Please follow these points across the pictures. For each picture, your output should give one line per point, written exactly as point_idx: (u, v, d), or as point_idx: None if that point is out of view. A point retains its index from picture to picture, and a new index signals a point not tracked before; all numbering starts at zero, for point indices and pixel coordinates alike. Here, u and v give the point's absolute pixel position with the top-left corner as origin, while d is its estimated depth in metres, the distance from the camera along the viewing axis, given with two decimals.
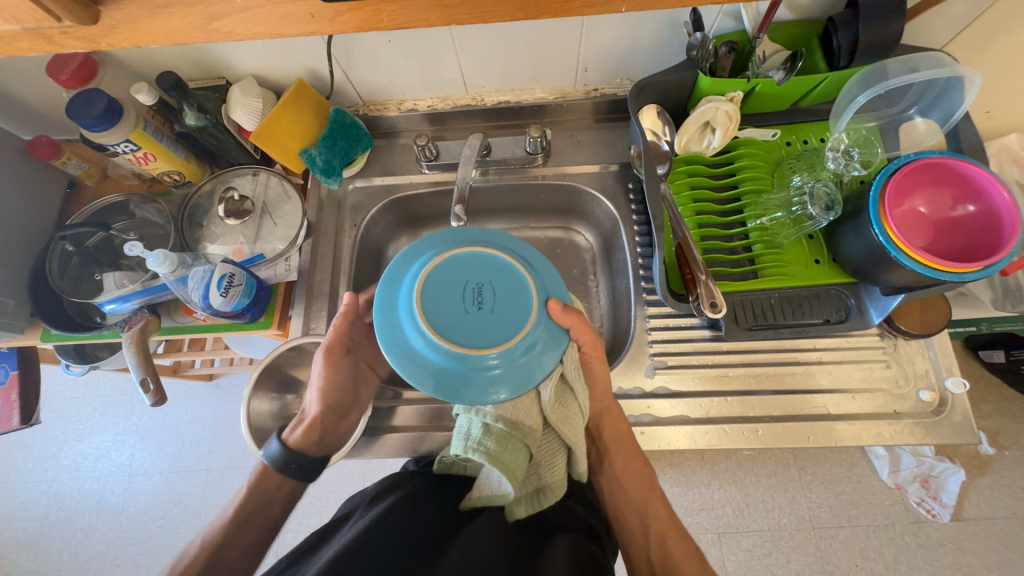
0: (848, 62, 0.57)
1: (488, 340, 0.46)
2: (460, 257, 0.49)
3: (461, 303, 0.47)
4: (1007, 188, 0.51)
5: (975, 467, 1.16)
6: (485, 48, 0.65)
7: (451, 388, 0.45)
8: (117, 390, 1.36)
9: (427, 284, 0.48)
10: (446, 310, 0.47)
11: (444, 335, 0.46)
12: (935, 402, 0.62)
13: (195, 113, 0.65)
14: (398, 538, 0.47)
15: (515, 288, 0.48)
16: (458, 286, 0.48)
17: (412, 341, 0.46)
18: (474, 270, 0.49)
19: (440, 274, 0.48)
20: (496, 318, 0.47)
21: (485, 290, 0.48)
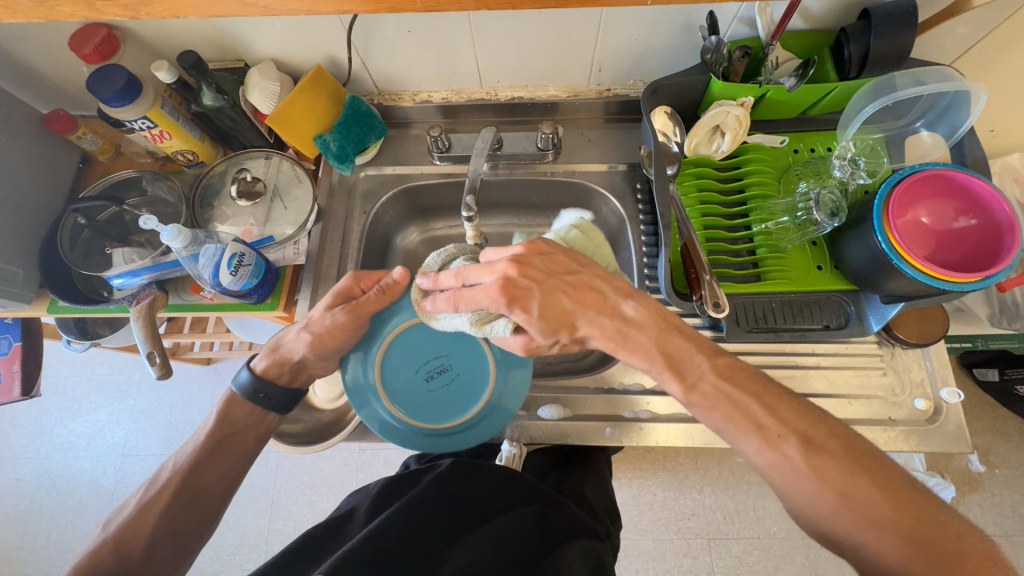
0: (858, 73, 0.59)
1: (446, 408, 0.60)
2: (431, 332, 0.61)
3: (422, 370, 0.61)
4: (1009, 202, 0.52)
5: (966, 484, 1.18)
6: (503, 42, 0.66)
7: (411, 441, 0.59)
8: (115, 370, 1.36)
9: (397, 355, 0.60)
10: (412, 378, 0.60)
11: (404, 398, 0.59)
12: (930, 411, 0.63)
13: (213, 94, 0.66)
14: (414, 531, 0.50)
15: (473, 365, 0.61)
16: (423, 359, 0.61)
17: (373, 397, 0.59)
18: (443, 345, 0.61)
19: (408, 346, 0.61)
20: (454, 389, 0.60)
21: (448, 363, 0.61)
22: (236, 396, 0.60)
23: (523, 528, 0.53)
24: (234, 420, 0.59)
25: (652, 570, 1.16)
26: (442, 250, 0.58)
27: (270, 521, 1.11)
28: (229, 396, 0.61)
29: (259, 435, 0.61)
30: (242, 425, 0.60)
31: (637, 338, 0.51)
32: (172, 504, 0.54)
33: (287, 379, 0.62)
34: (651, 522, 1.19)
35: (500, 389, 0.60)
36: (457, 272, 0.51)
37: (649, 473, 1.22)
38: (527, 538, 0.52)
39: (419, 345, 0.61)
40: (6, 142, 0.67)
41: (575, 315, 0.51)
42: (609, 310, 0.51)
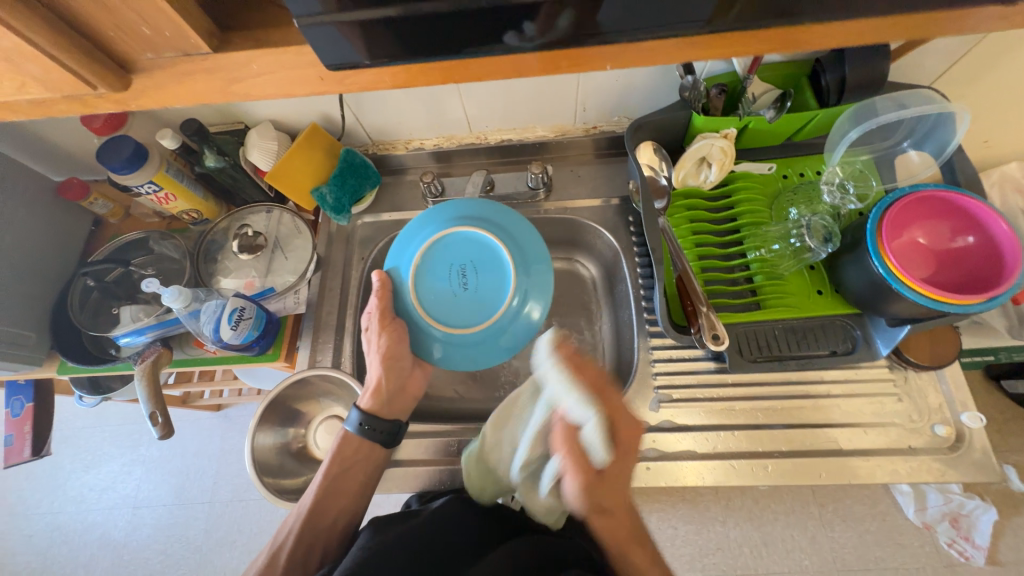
0: (838, 100, 0.59)
1: (469, 314, 0.57)
2: (462, 239, 0.59)
3: (450, 286, 0.58)
4: (1006, 219, 0.51)
5: (1008, 505, 1.13)
6: (488, 92, 0.68)
7: (442, 351, 0.57)
8: (127, 420, 1.37)
9: (427, 267, 0.59)
10: (441, 289, 0.58)
11: (436, 310, 0.58)
12: (952, 438, 0.60)
13: (215, 156, 0.70)
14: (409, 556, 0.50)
15: (500, 269, 0.58)
16: (447, 275, 0.58)
17: (409, 312, 0.58)
18: (472, 250, 0.59)
19: (433, 266, 0.59)
20: (478, 296, 0.57)
21: (474, 280, 0.58)
22: (350, 433, 0.61)
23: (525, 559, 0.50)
24: (348, 456, 0.61)
25: None
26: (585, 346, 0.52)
27: None
28: (343, 434, 0.62)
29: (368, 471, 0.62)
30: (354, 461, 0.61)
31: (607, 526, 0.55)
32: (294, 557, 0.55)
33: (392, 407, 0.63)
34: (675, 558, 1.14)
35: (524, 291, 0.57)
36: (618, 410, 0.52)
37: (668, 505, 1.18)
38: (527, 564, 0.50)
39: (446, 261, 0.59)
40: (21, 213, 0.70)
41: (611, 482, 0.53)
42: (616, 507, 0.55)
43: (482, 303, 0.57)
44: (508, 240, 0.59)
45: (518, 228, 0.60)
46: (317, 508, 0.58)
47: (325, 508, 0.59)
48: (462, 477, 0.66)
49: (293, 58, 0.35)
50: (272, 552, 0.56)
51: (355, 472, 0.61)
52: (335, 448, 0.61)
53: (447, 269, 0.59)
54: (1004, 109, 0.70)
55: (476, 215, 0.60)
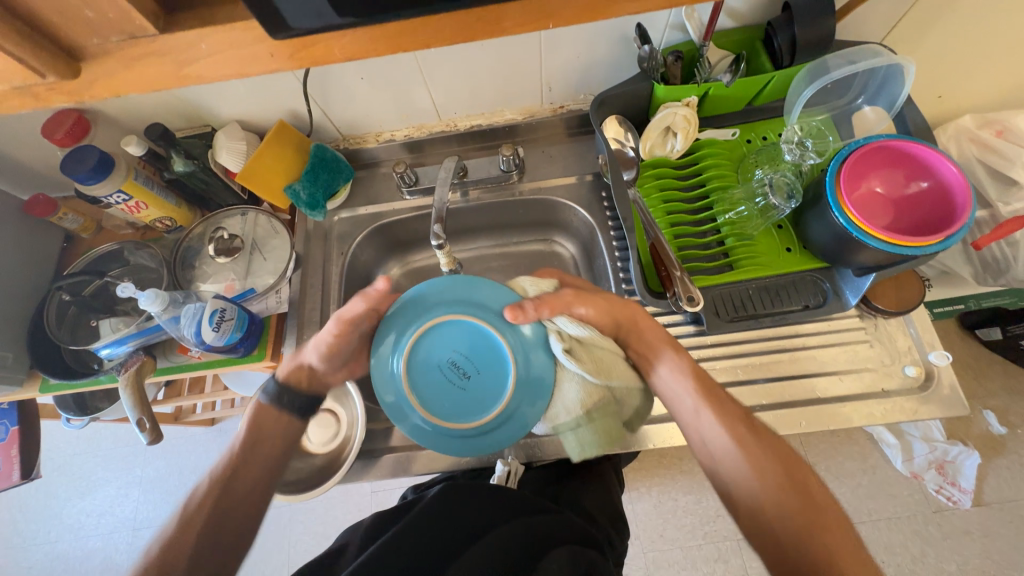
0: (791, 61, 0.61)
1: (479, 403, 0.54)
2: (430, 339, 0.54)
3: (445, 379, 0.54)
4: (955, 162, 0.54)
5: (990, 449, 1.18)
6: (452, 77, 0.69)
7: (498, 441, 0.54)
8: (120, 442, 1.35)
9: (417, 366, 0.54)
10: (444, 389, 0.54)
11: (465, 414, 0.53)
12: (921, 377, 0.62)
13: (183, 160, 0.69)
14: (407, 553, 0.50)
15: (488, 339, 0.54)
16: (438, 367, 0.54)
17: (440, 432, 0.53)
18: (447, 341, 0.54)
19: (419, 360, 0.54)
20: (485, 379, 0.53)
21: (465, 366, 0.54)
22: (264, 403, 0.59)
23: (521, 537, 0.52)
24: (262, 429, 0.58)
25: None
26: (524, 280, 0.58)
27: None
28: (256, 405, 0.59)
29: (281, 448, 0.58)
30: (268, 434, 0.58)
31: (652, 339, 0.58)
32: (208, 526, 0.50)
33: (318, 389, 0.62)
34: (677, 529, 1.16)
35: (524, 365, 0.53)
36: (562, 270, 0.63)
37: (667, 479, 1.21)
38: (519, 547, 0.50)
39: (432, 355, 0.54)
40: None
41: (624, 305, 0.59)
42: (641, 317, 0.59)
43: (483, 393, 0.53)
44: (490, 316, 0.54)
45: (472, 298, 0.55)
46: (226, 484, 0.53)
47: (237, 479, 0.54)
48: (456, 458, 0.67)
49: None
50: (181, 520, 0.50)
51: (269, 447, 0.58)
52: (247, 419, 0.58)
53: (434, 365, 0.54)
54: (952, 61, 0.73)
55: (454, 298, 0.55)
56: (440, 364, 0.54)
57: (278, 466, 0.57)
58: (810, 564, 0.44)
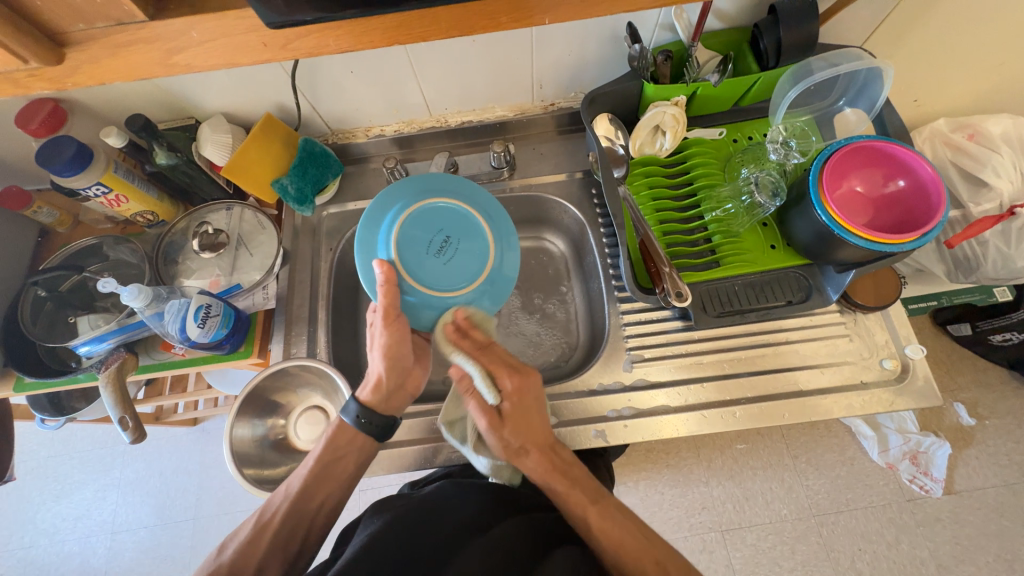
0: (776, 62, 0.62)
1: (465, 271, 0.61)
2: (412, 252, 0.59)
3: (433, 255, 0.60)
4: (930, 162, 0.56)
5: (960, 440, 1.23)
6: (443, 73, 0.69)
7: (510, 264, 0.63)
8: (97, 443, 1.31)
9: (406, 246, 0.59)
10: (440, 270, 0.60)
11: (476, 266, 0.61)
12: (898, 370, 0.65)
13: (166, 152, 0.67)
14: (424, 536, 0.52)
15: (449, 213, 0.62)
16: (426, 246, 0.60)
17: (476, 296, 0.61)
18: (421, 241, 0.60)
19: (408, 242, 0.60)
20: (467, 241, 0.61)
21: (450, 238, 0.61)
22: (344, 424, 0.60)
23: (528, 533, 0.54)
24: (341, 445, 0.60)
25: None
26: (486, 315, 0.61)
27: None
28: (336, 422, 0.60)
29: (358, 462, 0.60)
30: (347, 450, 0.60)
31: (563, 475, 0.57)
32: (275, 540, 0.54)
33: (387, 403, 0.61)
34: (663, 522, 1.20)
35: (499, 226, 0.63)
36: (490, 343, 0.60)
37: (654, 473, 1.25)
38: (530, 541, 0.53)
39: (420, 237, 0.60)
40: None
41: (532, 428, 0.59)
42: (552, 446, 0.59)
43: (470, 259, 0.61)
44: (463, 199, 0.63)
45: (415, 198, 0.61)
46: (302, 495, 0.57)
47: (314, 490, 0.57)
48: (448, 454, 0.67)
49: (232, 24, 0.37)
50: (259, 522, 0.55)
51: (347, 463, 0.60)
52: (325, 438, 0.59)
53: (424, 246, 0.60)
54: (927, 66, 0.75)
55: (429, 186, 0.62)
56: (428, 244, 0.60)
57: (349, 481, 0.60)
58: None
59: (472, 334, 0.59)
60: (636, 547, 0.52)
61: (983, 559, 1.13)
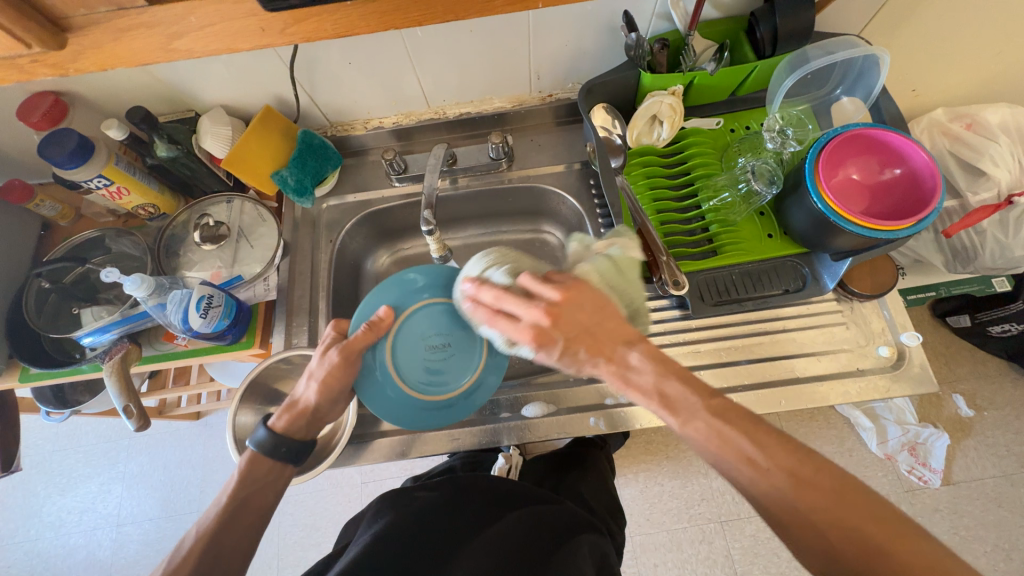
0: (773, 51, 0.62)
1: (434, 383, 0.62)
2: (408, 335, 0.61)
3: (426, 348, 0.62)
4: (925, 149, 0.56)
5: (958, 430, 1.24)
6: (441, 64, 0.69)
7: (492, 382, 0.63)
8: (101, 436, 1.32)
9: (408, 329, 0.62)
10: (419, 368, 0.61)
11: (442, 387, 0.62)
12: (894, 357, 0.65)
13: (166, 145, 0.67)
14: (429, 526, 0.54)
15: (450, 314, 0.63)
16: (428, 335, 0.62)
17: (419, 412, 0.61)
18: (415, 336, 0.62)
19: (417, 326, 0.62)
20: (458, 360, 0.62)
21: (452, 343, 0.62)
22: (256, 455, 0.54)
23: (525, 535, 0.55)
24: (258, 477, 0.54)
25: (670, 562, 1.18)
26: (486, 258, 0.53)
27: (279, 572, 1.14)
28: (249, 455, 0.55)
29: (279, 490, 0.55)
30: (264, 482, 0.54)
31: (643, 386, 0.47)
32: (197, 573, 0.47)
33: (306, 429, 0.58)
34: (663, 513, 1.21)
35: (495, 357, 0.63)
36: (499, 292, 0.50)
37: (654, 465, 1.25)
38: (529, 541, 0.54)
39: (425, 320, 0.62)
40: None
41: (585, 350, 0.48)
42: (616, 352, 0.48)
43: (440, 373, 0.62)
44: None
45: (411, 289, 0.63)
46: (217, 536, 0.50)
47: (232, 526, 0.51)
48: (447, 443, 0.67)
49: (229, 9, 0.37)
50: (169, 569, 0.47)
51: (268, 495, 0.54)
52: (237, 473, 0.53)
53: (422, 333, 0.62)
54: (925, 55, 0.76)
55: None
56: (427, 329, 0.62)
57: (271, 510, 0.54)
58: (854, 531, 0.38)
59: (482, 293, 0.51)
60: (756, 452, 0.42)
61: (982, 549, 1.14)
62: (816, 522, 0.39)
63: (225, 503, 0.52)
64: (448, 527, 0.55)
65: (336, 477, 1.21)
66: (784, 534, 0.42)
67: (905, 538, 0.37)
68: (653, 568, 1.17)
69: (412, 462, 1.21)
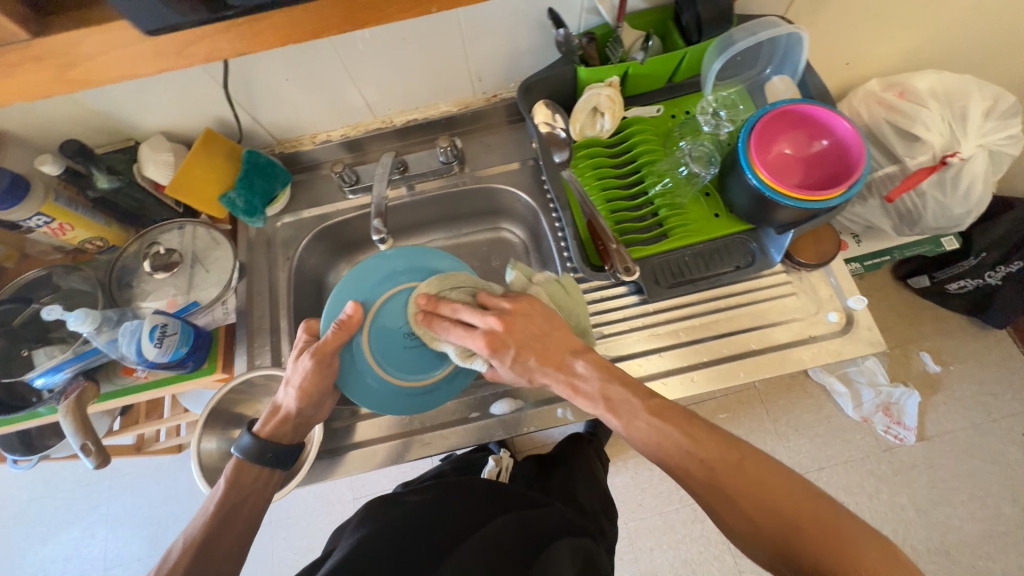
0: (699, 36, 0.65)
1: (417, 368, 0.63)
2: (382, 326, 0.63)
3: (402, 337, 0.63)
4: (848, 118, 0.58)
5: (928, 387, 1.28)
6: (379, 73, 0.69)
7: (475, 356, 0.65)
8: (79, 479, 1.28)
9: (381, 320, 0.63)
10: (399, 356, 0.63)
11: (426, 370, 0.64)
12: (843, 322, 0.67)
13: (106, 175, 0.67)
14: (418, 527, 0.56)
15: None
16: (402, 323, 0.63)
17: (408, 396, 0.63)
18: (389, 326, 0.63)
19: (389, 316, 0.63)
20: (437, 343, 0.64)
21: None
22: (241, 461, 0.58)
23: (511, 530, 0.57)
24: (245, 485, 0.57)
25: (666, 543, 1.20)
26: (443, 279, 0.61)
27: None
28: (235, 463, 0.58)
29: (268, 497, 0.59)
30: (251, 491, 0.58)
31: (589, 392, 0.53)
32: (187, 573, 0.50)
33: (292, 435, 0.61)
34: (655, 496, 1.23)
35: None
36: (454, 309, 0.57)
37: None
38: (514, 536, 0.56)
39: (396, 310, 0.64)
40: None
41: (537, 358, 0.55)
42: (565, 361, 0.55)
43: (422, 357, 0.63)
44: None
45: (380, 282, 0.64)
46: (204, 543, 0.52)
47: (222, 532, 0.54)
48: (420, 449, 0.67)
49: (126, 35, 0.37)
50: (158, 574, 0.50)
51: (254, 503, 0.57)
52: (225, 481, 0.56)
53: (394, 322, 0.63)
54: (849, 27, 0.79)
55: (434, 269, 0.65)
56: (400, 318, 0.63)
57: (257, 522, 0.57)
58: (777, 515, 0.43)
59: (438, 308, 0.58)
60: (695, 454, 0.47)
61: (958, 499, 1.19)
62: (745, 508, 0.44)
63: (213, 511, 0.55)
64: (436, 526, 0.56)
65: (326, 496, 1.20)
66: (713, 513, 0.47)
67: (814, 516, 0.43)
68: (650, 552, 1.19)
69: (402, 473, 1.21)
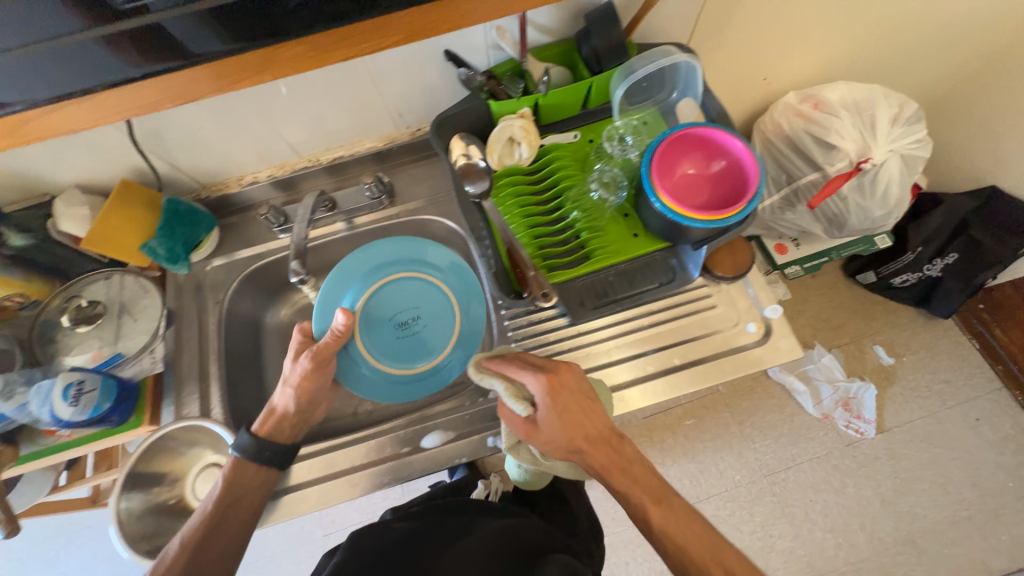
0: (600, 67, 0.67)
1: (414, 355, 0.68)
2: (375, 317, 0.67)
3: (394, 325, 0.68)
4: (739, 137, 0.60)
5: (884, 379, 1.32)
6: (295, 115, 0.70)
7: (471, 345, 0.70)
8: (30, 539, 1.23)
9: (374, 311, 0.67)
10: (395, 344, 0.68)
11: (422, 356, 0.68)
12: (762, 331, 0.69)
13: (18, 233, 0.68)
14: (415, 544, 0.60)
15: (411, 290, 0.69)
16: (396, 312, 0.68)
17: (407, 383, 0.67)
18: (382, 316, 0.68)
19: (380, 306, 0.68)
20: (431, 330, 0.69)
21: (419, 316, 0.69)
22: (239, 459, 0.60)
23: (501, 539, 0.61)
24: (243, 481, 0.60)
25: (642, 556, 1.19)
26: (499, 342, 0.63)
27: None
28: (230, 461, 0.60)
29: (265, 495, 0.62)
30: (250, 486, 0.61)
31: (629, 471, 0.57)
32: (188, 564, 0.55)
33: (290, 435, 0.63)
34: None
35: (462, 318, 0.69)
36: (509, 354, 0.60)
37: None
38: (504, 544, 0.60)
39: (388, 300, 0.68)
40: None
41: (585, 419, 0.56)
42: (611, 436, 0.58)
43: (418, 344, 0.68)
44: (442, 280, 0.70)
45: (373, 272, 0.68)
46: (207, 533, 0.57)
47: (221, 527, 0.58)
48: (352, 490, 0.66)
49: None
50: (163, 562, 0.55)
51: (251, 498, 0.60)
52: (225, 476, 0.59)
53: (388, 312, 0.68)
54: (753, 46, 0.82)
55: (419, 258, 0.69)
56: (394, 308, 0.68)
57: (255, 518, 0.60)
58: None
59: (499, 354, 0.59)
60: (698, 548, 0.52)
61: (920, 487, 1.22)
62: None
63: (213, 508, 0.58)
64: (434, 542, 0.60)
65: (293, 535, 1.17)
66: None
67: None
68: (626, 566, 1.18)
69: (371, 505, 1.18)
